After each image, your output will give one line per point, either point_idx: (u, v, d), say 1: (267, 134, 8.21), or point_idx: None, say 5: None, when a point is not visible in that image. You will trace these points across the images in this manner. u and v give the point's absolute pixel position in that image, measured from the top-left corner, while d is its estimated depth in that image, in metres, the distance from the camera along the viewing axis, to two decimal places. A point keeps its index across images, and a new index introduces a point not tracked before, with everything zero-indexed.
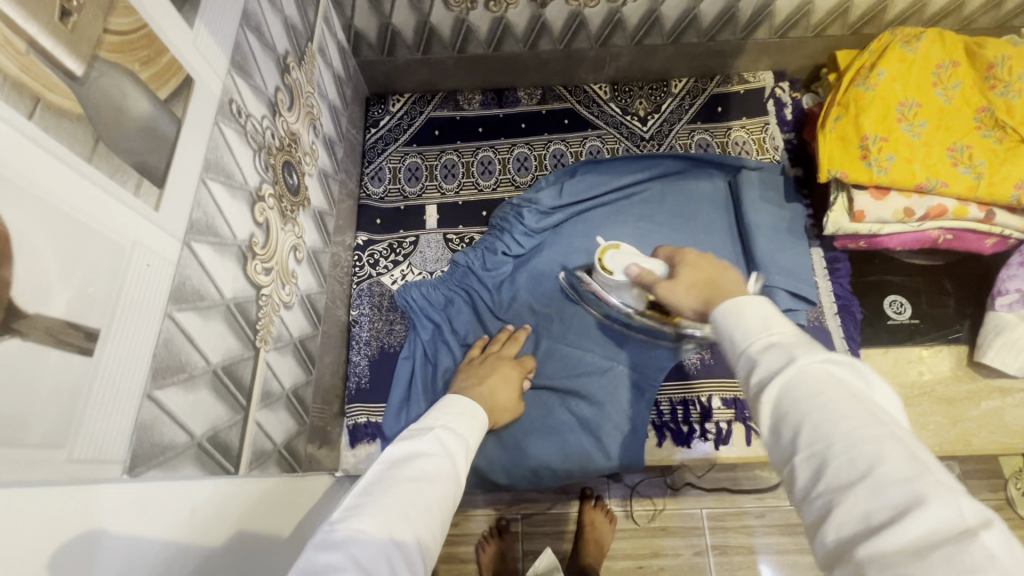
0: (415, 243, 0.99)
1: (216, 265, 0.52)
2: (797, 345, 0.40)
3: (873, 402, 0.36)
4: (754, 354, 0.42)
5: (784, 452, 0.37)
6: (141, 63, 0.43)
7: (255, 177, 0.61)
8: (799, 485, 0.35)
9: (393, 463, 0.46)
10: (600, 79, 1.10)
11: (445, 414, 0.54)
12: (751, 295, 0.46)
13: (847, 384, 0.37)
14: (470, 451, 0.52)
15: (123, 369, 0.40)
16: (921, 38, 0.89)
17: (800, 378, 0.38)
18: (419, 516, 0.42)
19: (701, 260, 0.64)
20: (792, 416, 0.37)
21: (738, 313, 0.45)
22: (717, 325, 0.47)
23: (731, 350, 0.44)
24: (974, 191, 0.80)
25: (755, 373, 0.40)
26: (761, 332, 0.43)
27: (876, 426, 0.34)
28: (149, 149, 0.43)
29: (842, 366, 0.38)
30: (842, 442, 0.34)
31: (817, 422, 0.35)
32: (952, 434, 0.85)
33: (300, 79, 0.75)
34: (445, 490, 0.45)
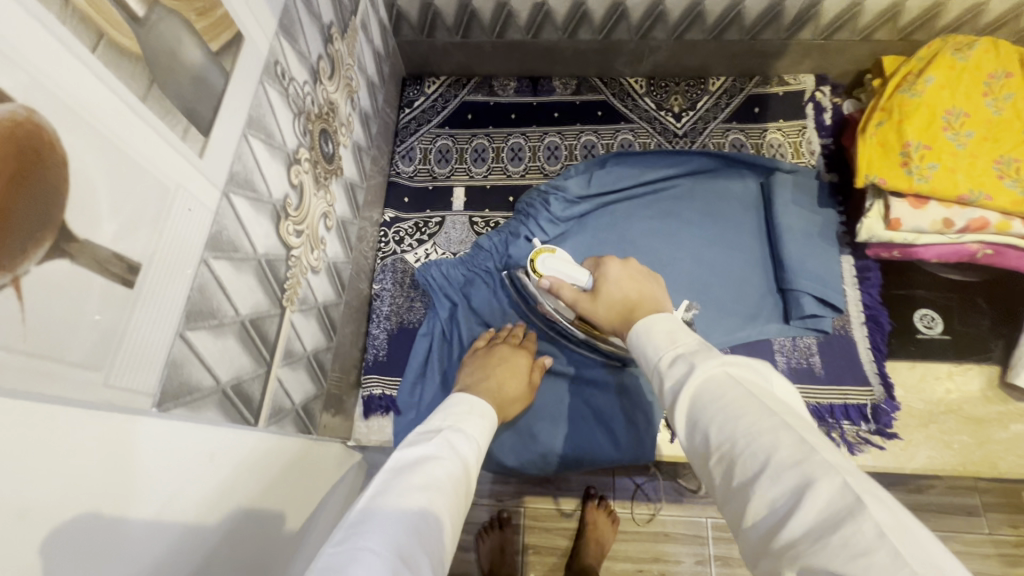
0: (441, 224, 1.00)
1: (251, 219, 0.53)
2: (696, 353, 0.44)
3: (767, 392, 0.40)
4: (663, 368, 0.45)
5: (700, 455, 0.40)
6: (198, 13, 0.44)
7: (293, 140, 0.62)
8: (720, 485, 0.38)
9: (396, 471, 0.46)
10: (636, 73, 1.09)
11: (451, 414, 0.55)
12: (662, 313, 0.51)
13: (747, 383, 0.40)
14: (479, 451, 0.53)
15: (157, 312, 0.41)
16: (974, 47, 0.87)
17: (704, 386, 0.41)
18: (428, 529, 0.41)
19: (624, 276, 0.64)
20: (701, 419, 0.40)
21: (648, 332, 0.49)
22: (634, 345, 0.51)
23: (646, 368, 0.48)
24: (1020, 206, 0.78)
25: (664, 383, 0.44)
26: (669, 347, 0.46)
27: (771, 417, 0.37)
28: (198, 97, 0.44)
29: (739, 366, 0.41)
30: (744, 438, 0.37)
31: (722, 422, 0.38)
32: (977, 454, 0.82)
33: (342, 50, 0.76)
34: (453, 501, 0.45)
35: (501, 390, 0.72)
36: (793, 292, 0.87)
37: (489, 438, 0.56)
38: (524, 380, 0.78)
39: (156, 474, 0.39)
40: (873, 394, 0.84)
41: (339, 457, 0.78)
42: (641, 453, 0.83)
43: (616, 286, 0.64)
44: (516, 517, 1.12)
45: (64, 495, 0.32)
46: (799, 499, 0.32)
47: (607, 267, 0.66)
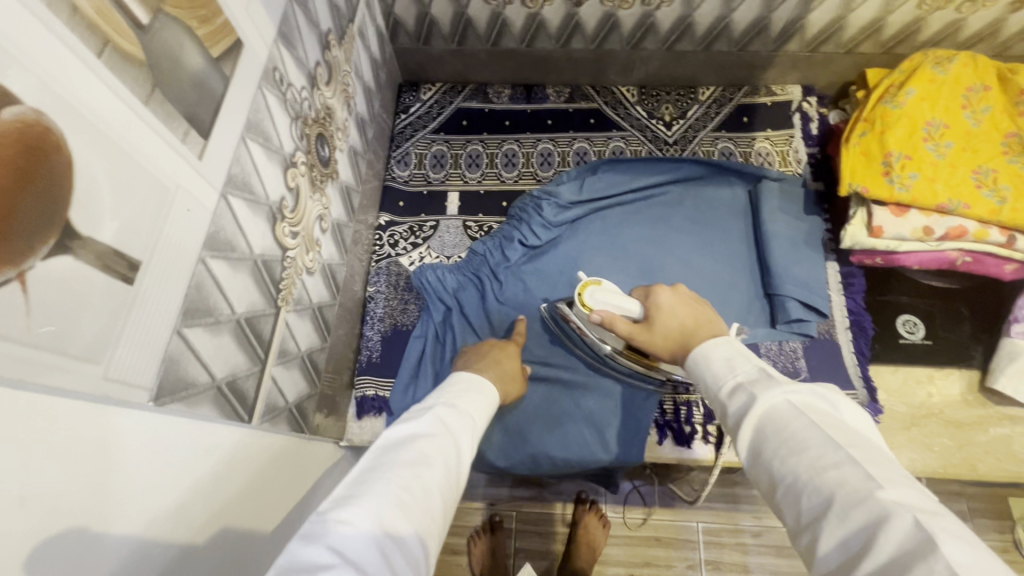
0: (435, 227, 1.01)
1: (248, 221, 0.55)
2: (756, 381, 0.45)
3: (835, 422, 0.40)
4: (724, 398, 0.46)
5: (768, 488, 0.41)
6: (199, 21, 0.45)
7: (290, 143, 0.64)
8: (789, 519, 0.38)
9: (387, 449, 0.47)
10: (628, 82, 1.11)
11: (449, 393, 0.58)
12: (716, 337, 0.53)
13: (812, 411, 0.40)
14: (471, 425, 0.55)
15: (158, 300, 0.42)
16: (954, 60, 0.89)
17: (767, 416, 0.42)
18: (413, 499, 0.43)
19: (676, 304, 0.65)
20: (765, 450, 0.41)
21: (706, 359, 0.51)
22: (695, 371, 0.53)
23: (709, 397, 0.50)
24: (997, 215, 0.80)
25: (728, 414, 0.45)
26: (728, 376, 0.48)
27: (835, 451, 0.37)
28: (199, 102, 0.46)
29: (802, 394, 0.42)
30: (807, 472, 0.37)
31: (785, 456, 0.39)
32: (958, 457, 0.84)
33: (339, 56, 0.78)
34: (445, 474, 0.47)
35: (503, 374, 0.75)
36: (779, 297, 0.89)
37: (486, 413, 0.59)
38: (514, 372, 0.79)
39: (148, 467, 0.40)
40: (857, 397, 0.85)
41: (327, 457, 0.79)
42: (630, 455, 0.84)
43: (670, 314, 0.65)
44: (509, 521, 1.13)
45: (57, 484, 0.33)
46: (870, 538, 0.32)
47: (658, 296, 0.67)
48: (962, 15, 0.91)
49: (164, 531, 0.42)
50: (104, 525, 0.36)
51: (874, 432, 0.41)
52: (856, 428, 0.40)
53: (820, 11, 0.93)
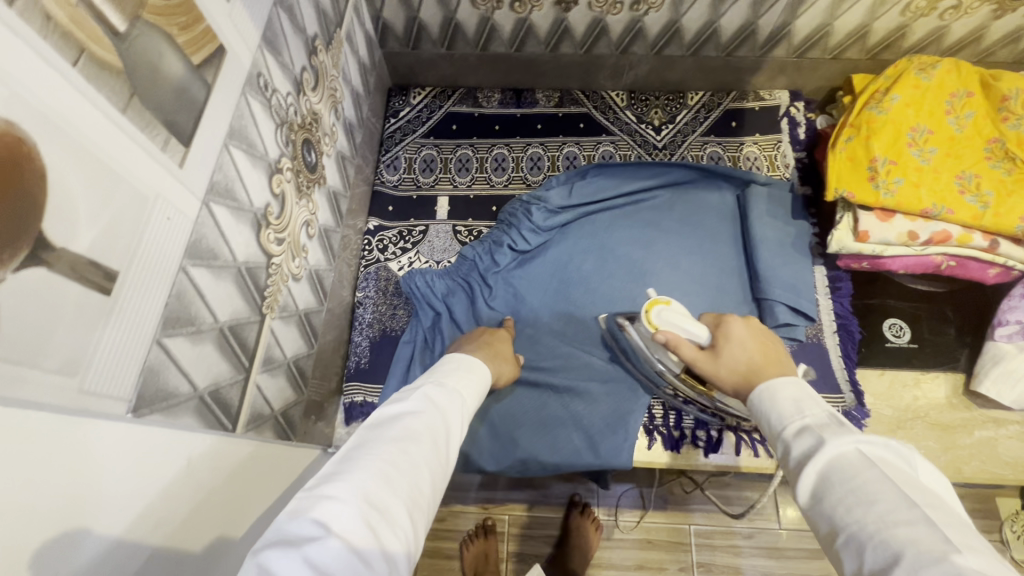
0: (424, 232, 1.01)
1: (231, 228, 0.54)
2: (825, 426, 0.46)
3: (909, 480, 0.41)
4: (788, 437, 0.48)
5: (826, 535, 0.42)
6: (179, 28, 0.45)
7: (275, 149, 0.63)
8: (849, 569, 0.39)
9: (376, 427, 0.49)
10: (618, 86, 1.12)
11: (440, 371, 0.59)
12: (788, 377, 0.53)
13: (881, 465, 0.42)
14: (460, 402, 0.56)
15: (144, 297, 0.43)
16: (937, 67, 0.91)
17: (834, 462, 0.43)
18: (398, 474, 0.45)
19: (753, 338, 0.64)
20: (830, 495, 0.42)
21: (773, 397, 0.52)
22: (757, 407, 0.53)
23: (768, 433, 0.51)
24: (980, 220, 0.81)
25: (791, 455, 0.47)
26: (796, 416, 0.49)
27: (910, 509, 0.38)
28: (179, 109, 0.46)
29: (875, 445, 0.43)
30: (876, 524, 0.38)
31: (852, 505, 0.40)
32: (943, 460, 0.84)
33: (326, 62, 0.77)
34: (432, 450, 0.49)
35: (493, 353, 0.77)
36: (768, 302, 0.90)
37: (477, 391, 0.60)
38: (505, 355, 0.80)
39: (129, 479, 0.40)
40: (844, 400, 0.86)
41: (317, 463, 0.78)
42: (619, 461, 0.84)
43: (743, 346, 0.63)
44: (501, 525, 1.13)
45: (31, 499, 0.32)
46: None
47: (733, 327, 0.66)
48: (945, 22, 0.92)
49: (141, 531, 0.41)
50: (83, 532, 0.36)
51: (953, 499, 0.42)
52: (933, 492, 0.42)
53: (806, 18, 0.94)
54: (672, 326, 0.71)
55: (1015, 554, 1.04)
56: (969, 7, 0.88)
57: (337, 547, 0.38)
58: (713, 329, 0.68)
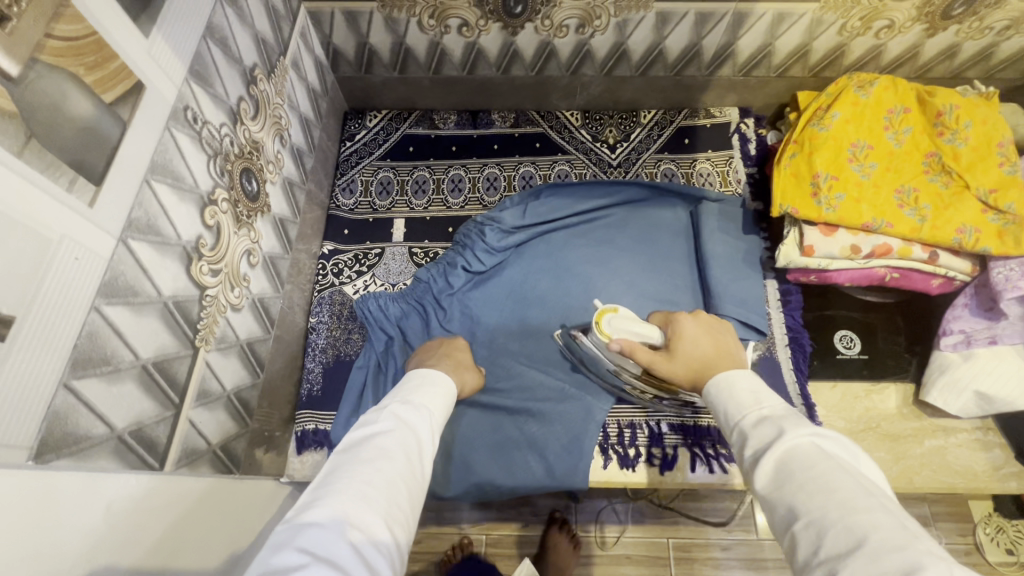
0: (380, 255, 1.01)
1: (155, 264, 0.54)
2: (784, 418, 0.48)
3: (858, 471, 0.43)
4: (748, 427, 0.49)
5: (785, 523, 0.42)
6: (87, 67, 0.45)
7: (207, 181, 0.63)
8: (802, 555, 0.40)
9: (347, 449, 0.48)
10: (572, 106, 1.13)
11: (403, 389, 0.59)
12: (740, 371, 0.56)
13: (834, 457, 0.43)
14: (430, 417, 0.56)
15: (46, 338, 0.42)
16: (875, 84, 0.93)
17: (792, 451, 0.44)
18: (377, 492, 0.44)
19: (698, 330, 0.67)
20: (788, 482, 0.43)
21: (731, 391, 0.54)
22: (715, 401, 0.56)
23: (725, 420, 0.53)
24: (919, 233, 0.83)
25: (747, 442, 0.48)
26: (753, 408, 0.51)
27: (868, 498, 0.39)
28: (88, 148, 0.45)
29: (827, 439, 0.45)
30: (837, 512, 0.39)
31: (813, 491, 0.41)
32: (894, 470, 0.85)
33: (268, 90, 0.77)
34: (406, 466, 0.48)
35: (455, 364, 0.77)
36: (719, 317, 0.91)
37: (445, 403, 0.60)
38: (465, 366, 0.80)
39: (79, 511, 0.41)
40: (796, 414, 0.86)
41: (270, 494, 0.77)
42: (574, 481, 0.84)
43: (693, 341, 0.66)
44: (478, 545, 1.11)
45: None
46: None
47: (681, 324, 0.69)
48: (881, 41, 0.95)
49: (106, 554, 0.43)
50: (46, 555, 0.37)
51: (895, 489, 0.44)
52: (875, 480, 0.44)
53: (748, 38, 0.95)
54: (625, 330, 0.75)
55: (989, 556, 1.05)
56: (902, 27, 0.91)
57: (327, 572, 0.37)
58: (660, 327, 0.73)
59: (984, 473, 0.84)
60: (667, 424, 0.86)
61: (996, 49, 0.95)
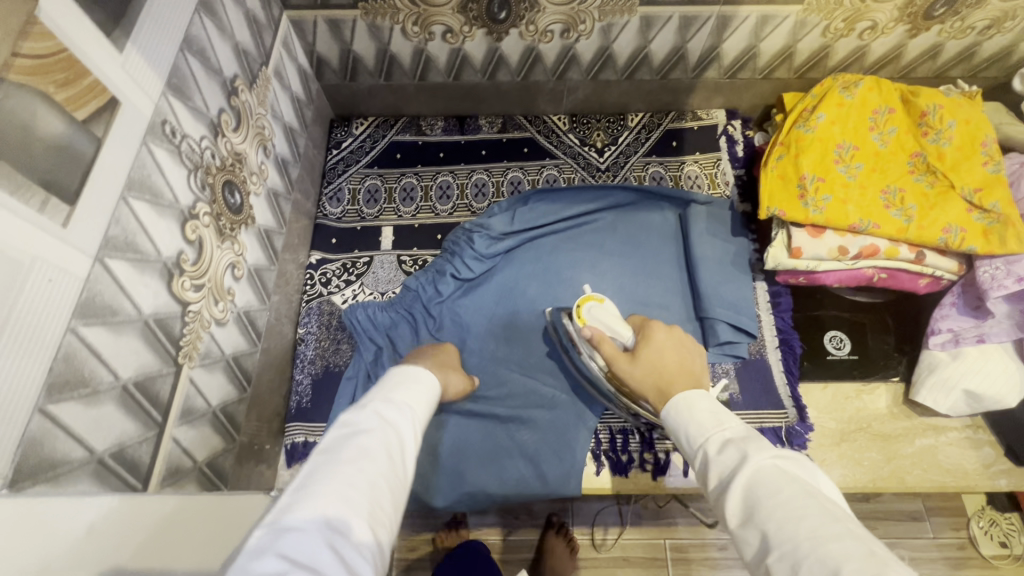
0: (369, 263, 1.00)
1: (133, 282, 0.53)
2: (745, 440, 0.49)
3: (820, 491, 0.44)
4: (713, 452, 0.50)
5: (757, 554, 0.42)
6: (58, 84, 0.44)
7: (188, 196, 0.62)
8: None
9: (327, 450, 0.47)
10: (559, 110, 1.13)
11: (383, 387, 0.58)
12: (695, 391, 0.59)
13: (798, 479, 0.44)
14: (412, 416, 0.55)
15: (19, 364, 0.41)
16: (860, 85, 0.93)
17: (757, 475, 0.45)
18: (360, 494, 0.43)
19: (667, 340, 0.71)
20: (757, 509, 0.44)
21: (691, 412, 0.56)
22: (678, 425, 0.57)
23: (688, 444, 0.54)
24: (905, 233, 0.83)
25: (713, 468, 0.49)
26: (715, 429, 0.52)
27: (833, 524, 0.40)
28: (60, 167, 0.44)
29: (788, 460, 0.47)
30: (807, 542, 0.39)
31: (781, 519, 0.41)
32: (886, 470, 0.85)
33: (250, 101, 0.76)
34: (388, 467, 0.47)
35: (440, 363, 0.77)
36: (709, 320, 0.91)
37: (426, 401, 0.60)
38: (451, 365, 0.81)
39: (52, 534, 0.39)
40: (787, 416, 0.87)
41: None
42: (567, 488, 0.83)
43: (661, 347, 0.70)
44: None
45: None
46: None
47: (653, 330, 0.73)
48: (864, 42, 0.95)
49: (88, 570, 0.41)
50: None
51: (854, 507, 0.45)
52: (834, 498, 0.45)
53: (733, 41, 0.95)
54: (602, 322, 0.78)
55: (983, 550, 1.06)
56: (885, 28, 0.92)
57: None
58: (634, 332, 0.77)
59: (974, 472, 0.85)
60: (659, 429, 0.86)
61: (978, 48, 0.96)
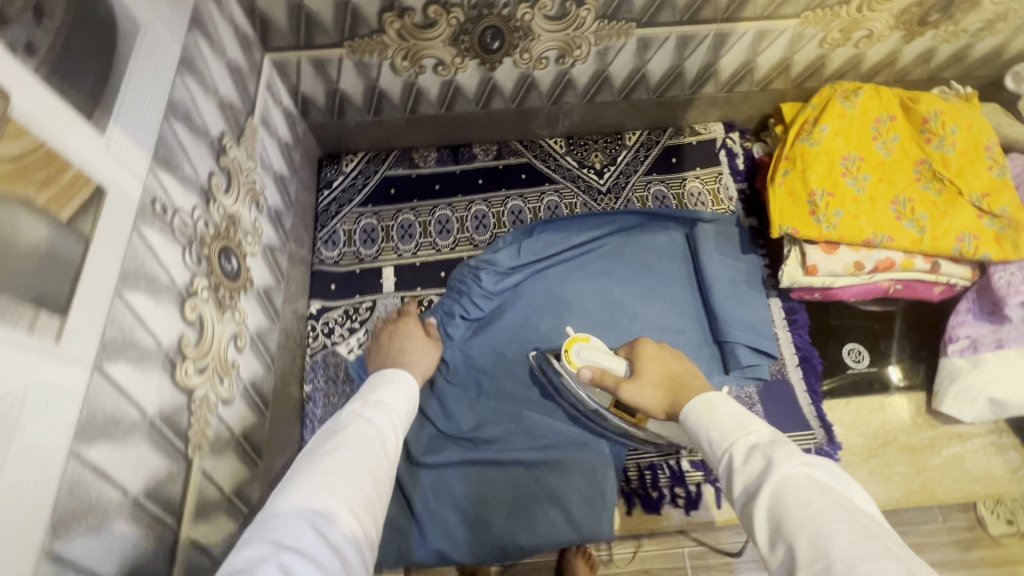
0: (372, 308, 0.96)
1: (136, 383, 0.48)
2: (772, 446, 0.48)
3: (853, 503, 0.43)
4: (738, 456, 0.49)
5: (785, 568, 0.41)
6: (38, 185, 0.39)
7: (184, 274, 0.57)
8: None
9: (310, 449, 0.51)
10: (555, 133, 1.10)
11: (364, 390, 0.61)
12: (717, 394, 0.57)
13: (829, 490, 0.43)
14: (392, 413, 0.58)
15: (18, 513, 0.36)
16: (859, 94, 0.93)
17: (787, 485, 0.44)
18: (338, 480, 0.46)
19: (660, 353, 0.73)
20: (785, 524, 0.42)
21: (714, 415, 0.54)
22: (698, 429, 0.55)
23: (710, 448, 0.53)
24: (919, 245, 0.83)
25: (738, 476, 0.48)
26: (740, 434, 0.51)
27: (870, 542, 0.39)
28: (48, 277, 0.40)
29: (819, 469, 0.45)
30: (842, 562, 0.38)
31: (814, 537, 0.40)
32: (917, 483, 0.85)
33: (239, 157, 0.71)
34: (367, 454, 0.50)
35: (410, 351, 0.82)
36: (729, 344, 0.89)
37: (409, 398, 0.62)
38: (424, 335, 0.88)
39: None
40: (816, 437, 0.86)
41: None
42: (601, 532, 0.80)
43: (654, 364, 0.71)
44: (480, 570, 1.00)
45: None
46: None
47: (642, 347, 0.74)
48: (860, 50, 0.94)
49: None
50: None
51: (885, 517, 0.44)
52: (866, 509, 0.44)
53: (730, 56, 0.93)
54: (594, 361, 0.78)
55: None
56: (881, 35, 0.91)
57: (294, 557, 0.40)
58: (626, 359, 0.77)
59: (1001, 477, 0.85)
60: (688, 462, 0.85)
61: (971, 49, 0.96)
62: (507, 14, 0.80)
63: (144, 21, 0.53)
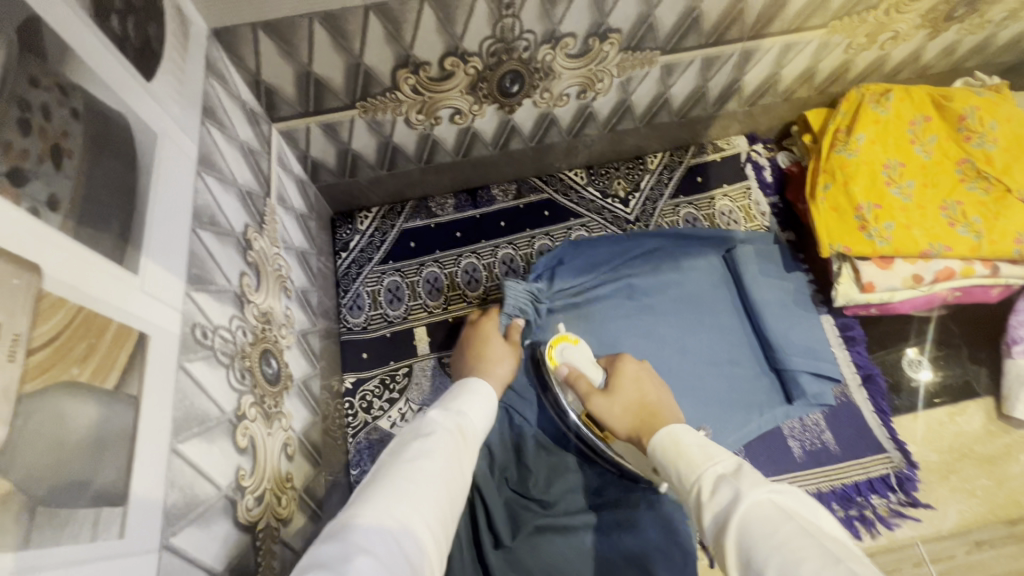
0: (409, 374, 0.91)
1: (203, 543, 0.43)
2: (739, 475, 0.43)
3: (819, 529, 0.37)
4: (706, 486, 0.43)
5: None
6: (80, 361, 0.34)
7: (231, 398, 0.51)
8: None
9: (395, 451, 0.49)
10: (574, 165, 1.05)
11: (441, 399, 0.60)
12: (685, 428, 0.52)
13: (798, 517, 0.37)
14: (470, 423, 0.56)
15: None
16: (891, 97, 0.89)
17: (751, 515, 0.38)
18: (415, 490, 0.44)
19: (642, 375, 0.68)
20: (754, 561, 0.35)
21: (678, 449, 0.50)
22: (664, 464, 0.50)
23: (681, 484, 0.47)
24: (978, 251, 0.80)
25: (706, 511, 0.42)
26: (705, 464, 0.46)
27: (835, 564, 0.32)
28: (103, 464, 0.34)
29: (786, 494, 0.39)
30: None
31: (781, 567, 0.34)
32: (1001, 495, 0.82)
33: (263, 246, 0.66)
34: (445, 468, 0.48)
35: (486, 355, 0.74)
36: (789, 372, 0.85)
37: (486, 413, 0.60)
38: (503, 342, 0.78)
39: None
40: (892, 460, 0.84)
41: None
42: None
43: (629, 383, 0.67)
44: None
45: None
46: None
47: (624, 364, 0.70)
48: (885, 51, 0.91)
49: None
50: None
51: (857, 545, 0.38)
52: (837, 535, 0.38)
53: (755, 72, 0.89)
54: (573, 364, 0.75)
55: None
56: (907, 35, 0.88)
57: (367, 560, 0.36)
58: (605, 372, 0.73)
59: None
60: None
61: (993, 39, 0.93)
62: (527, 57, 0.75)
63: (159, 129, 0.47)
